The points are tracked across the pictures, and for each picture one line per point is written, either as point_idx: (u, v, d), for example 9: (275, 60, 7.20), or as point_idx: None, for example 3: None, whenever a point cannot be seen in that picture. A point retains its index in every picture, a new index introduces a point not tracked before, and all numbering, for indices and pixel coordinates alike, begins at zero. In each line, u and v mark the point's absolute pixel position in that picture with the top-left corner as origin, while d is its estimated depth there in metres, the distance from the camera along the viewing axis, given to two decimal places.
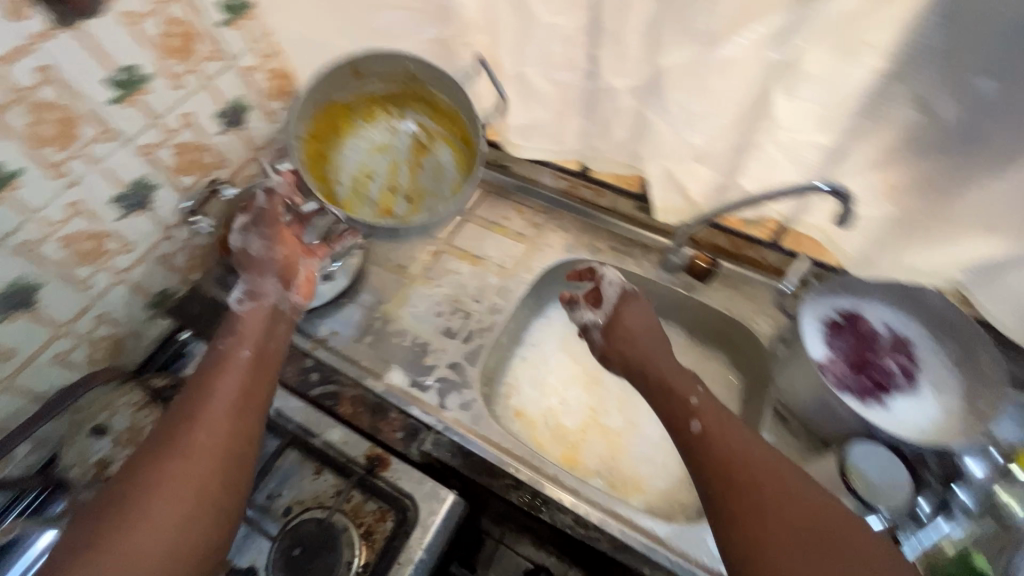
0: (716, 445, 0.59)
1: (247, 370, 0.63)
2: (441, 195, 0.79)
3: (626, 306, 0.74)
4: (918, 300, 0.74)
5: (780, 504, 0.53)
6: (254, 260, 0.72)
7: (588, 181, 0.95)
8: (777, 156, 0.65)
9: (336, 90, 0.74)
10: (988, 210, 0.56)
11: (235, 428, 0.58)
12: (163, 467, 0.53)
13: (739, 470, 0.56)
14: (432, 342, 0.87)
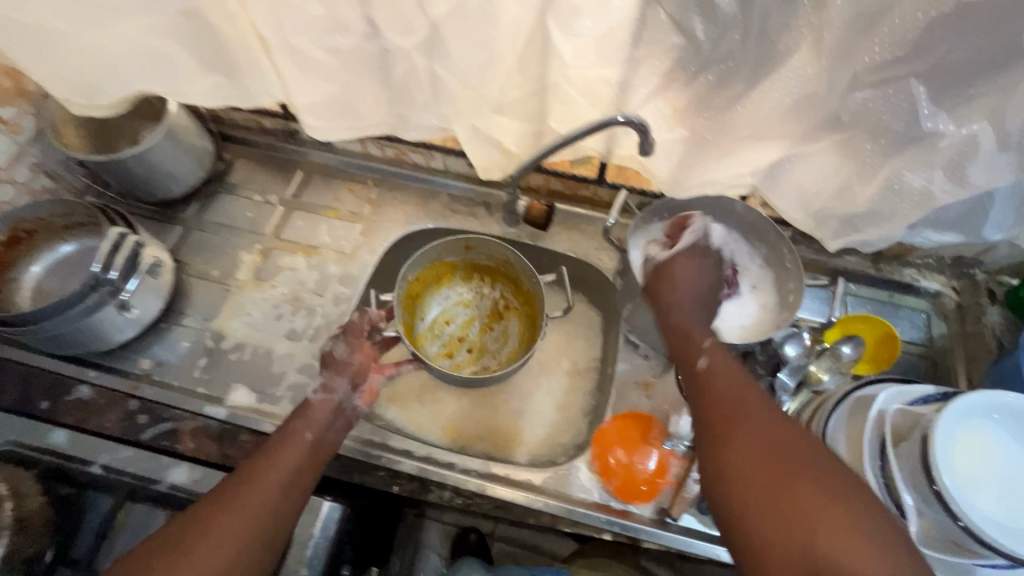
0: (719, 381, 0.59)
1: (302, 453, 0.63)
2: (498, 359, 0.88)
3: (681, 259, 0.73)
4: (728, 210, 0.79)
5: (754, 434, 0.53)
6: (337, 359, 0.74)
7: (414, 146, 0.90)
8: (573, 95, 0.65)
9: (446, 254, 0.86)
10: (754, 117, 0.59)
11: (262, 515, 0.56)
12: (182, 550, 0.52)
13: (732, 406, 0.56)
14: (277, 348, 0.80)
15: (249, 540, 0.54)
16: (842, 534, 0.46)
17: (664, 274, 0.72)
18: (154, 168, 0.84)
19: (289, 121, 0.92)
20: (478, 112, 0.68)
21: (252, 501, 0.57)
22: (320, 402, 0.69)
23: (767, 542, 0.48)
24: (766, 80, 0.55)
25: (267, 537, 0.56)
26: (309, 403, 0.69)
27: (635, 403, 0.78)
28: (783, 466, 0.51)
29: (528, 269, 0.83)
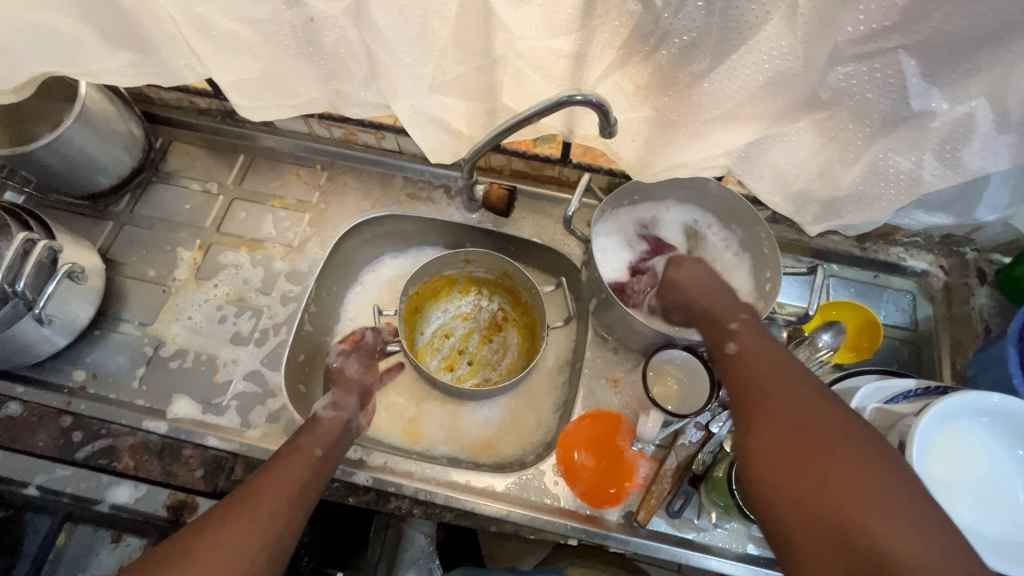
0: (749, 362, 0.57)
1: (308, 469, 0.61)
2: (500, 371, 0.84)
3: (678, 268, 0.73)
4: (703, 192, 0.74)
5: (785, 415, 0.50)
6: (347, 376, 0.75)
7: (362, 126, 0.83)
8: (524, 69, 0.57)
9: (445, 268, 0.84)
10: (724, 94, 0.52)
11: (268, 530, 0.54)
12: (186, 559, 0.50)
13: (764, 384, 0.54)
14: (222, 354, 0.75)
15: (252, 556, 0.52)
16: (886, 511, 0.42)
17: (671, 281, 0.72)
18: (71, 158, 0.74)
19: (223, 101, 0.84)
20: (416, 93, 0.59)
21: (259, 513, 0.55)
22: (323, 422, 0.67)
23: (804, 523, 0.45)
24: (733, 55, 0.49)
25: (270, 556, 0.53)
26: (317, 416, 0.68)
27: (604, 400, 0.74)
28: (813, 444, 0.47)
29: (526, 280, 0.81)
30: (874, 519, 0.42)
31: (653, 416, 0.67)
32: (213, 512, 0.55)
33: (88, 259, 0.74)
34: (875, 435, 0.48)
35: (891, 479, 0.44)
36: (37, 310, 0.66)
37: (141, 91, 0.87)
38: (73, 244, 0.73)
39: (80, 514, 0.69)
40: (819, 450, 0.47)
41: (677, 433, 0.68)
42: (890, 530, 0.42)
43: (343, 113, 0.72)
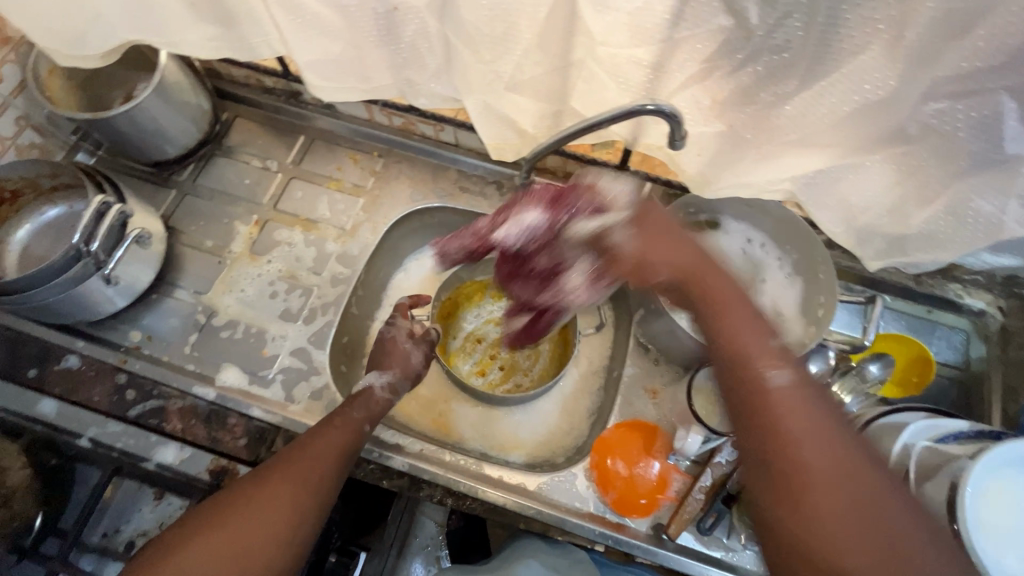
0: (790, 399, 0.47)
1: (347, 436, 0.63)
2: (531, 376, 0.83)
3: (646, 210, 0.58)
4: (760, 207, 0.74)
5: (838, 468, 0.44)
6: (392, 355, 0.74)
7: (423, 116, 0.84)
8: (600, 75, 0.57)
9: (478, 270, 0.85)
10: (805, 116, 0.52)
11: (311, 485, 0.58)
12: (243, 504, 0.55)
13: (811, 427, 0.46)
14: (271, 328, 0.77)
15: (297, 508, 0.56)
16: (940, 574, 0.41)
17: (639, 221, 0.57)
18: (144, 125, 0.76)
19: (292, 81, 0.86)
20: (491, 89, 0.60)
21: (303, 467, 0.58)
22: (366, 395, 0.69)
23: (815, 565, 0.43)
24: (823, 81, 0.49)
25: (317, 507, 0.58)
26: (367, 389, 0.70)
27: (641, 410, 0.74)
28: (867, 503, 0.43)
29: None
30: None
31: (694, 431, 0.67)
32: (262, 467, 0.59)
33: (153, 224, 0.76)
34: (912, 503, 0.44)
35: (906, 519, 0.43)
36: (105, 271, 0.69)
37: (211, 65, 0.89)
38: (140, 209, 0.75)
39: (128, 469, 0.71)
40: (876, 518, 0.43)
41: (714, 450, 0.68)
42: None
43: (410, 102, 0.73)
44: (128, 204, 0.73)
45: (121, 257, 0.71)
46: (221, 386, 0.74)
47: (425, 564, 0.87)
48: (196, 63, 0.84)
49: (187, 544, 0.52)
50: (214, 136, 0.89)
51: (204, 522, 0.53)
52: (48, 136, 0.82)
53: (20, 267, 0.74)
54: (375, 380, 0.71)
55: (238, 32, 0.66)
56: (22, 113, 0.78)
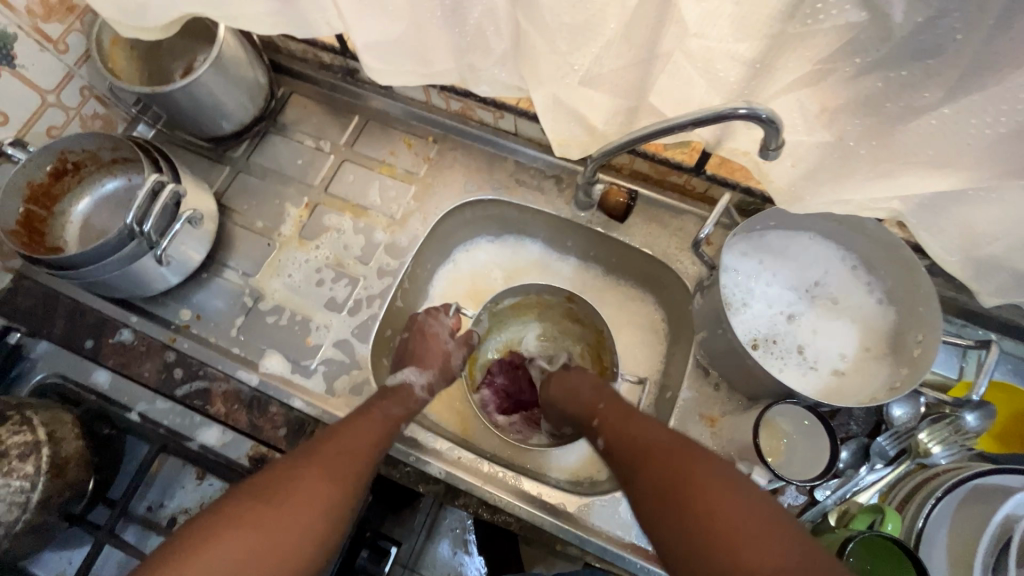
0: (619, 437, 0.61)
1: (381, 429, 0.63)
2: None
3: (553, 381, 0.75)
4: (856, 227, 0.64)
5: (659, 463, 0.55)
6: (428, 350, 0.74)
7: (483, 103, 0.78)
8: (689, 71, 0.50)
9: (545, 293, 0.84)
10: (939, 135, 0.43)
11: (344, 477, 0.58)
12: (280, 490, 0.55)
13: (639, 445, 0.58)
14: (315, 317, 0.76)
15: (331, 504, 0.56)
16: (752, 535, 0.47)
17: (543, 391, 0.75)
18: (201, 100, 0.75)
19: (348, 59, 0.82)
20: (563, 83, 0.54)
21: (337, 457, 0.59)
22: (403, 389, 0.69)
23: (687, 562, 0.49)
24: (974, 95, 0.40)
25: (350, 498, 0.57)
26: (405, 386, 0.70)
27: (696, 439, 0.69)
28: (682, 486, 0.52)
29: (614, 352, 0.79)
30: (744, 547, 0.47)
31: (757, 471, 0.61)
32: (295, 454, 0.59)
33: (205, 203, 0.75)
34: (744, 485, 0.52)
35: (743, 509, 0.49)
36: (158, 251, 0.69)
37: (270, 39, 0.86)
38: (195, 187, 0.75)
39: (173, 447, 0.71)
40: (693, 501, 0.51)
41: (775, 491, 0.62)
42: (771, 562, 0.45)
43: (470, 88, 0.67)
44: (182, 182, 0.72)
45: (174, 235, 0.70)
46: (264, 372, 0.74)
47: (452, 545, 0.91)
48: (254, 36, 0.82)
49: (224, 526, 0.51)
50: (269, 113, 0.87)
51: (240, 505, 0.53)
52: (111, 107, 0.82)
53: (80, 239, 0.75)
54: (413, 375, 0.72)
55: (297, 9, 0.62)
56: (87, 83, 0.78)
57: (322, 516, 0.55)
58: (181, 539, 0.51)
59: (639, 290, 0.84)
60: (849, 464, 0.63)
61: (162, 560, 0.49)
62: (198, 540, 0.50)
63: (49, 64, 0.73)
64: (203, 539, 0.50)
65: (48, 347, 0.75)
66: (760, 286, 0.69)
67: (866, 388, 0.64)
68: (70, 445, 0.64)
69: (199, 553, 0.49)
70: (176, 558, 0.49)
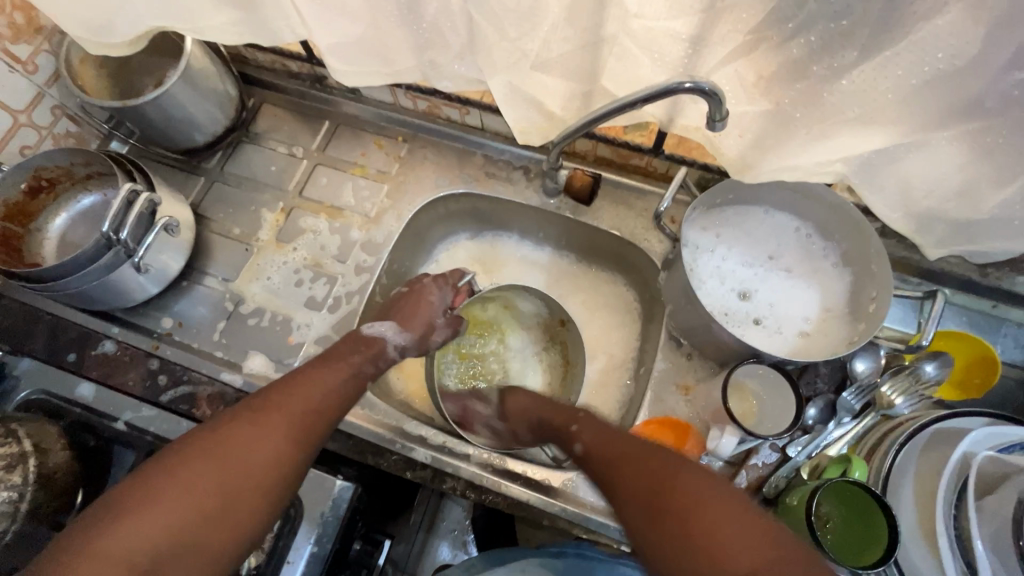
0: (597, 454, 0.58)
1: (348, 383, 0.66)
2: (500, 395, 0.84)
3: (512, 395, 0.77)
4: (808, 195, 0.67)
5: (640, 475, 0.52)
6: (407, 310, 0.76)
7: (449, 100, 0.81)
8: (634, 51, 0.53)
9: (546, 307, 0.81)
10: (864, 94, 0.47)
11: (306, 426, 0.59)
12: (229, 443, 0.54)
13: (614, 456, 0.56)
14: (296, 316, 0.78)
15: (291, 452, 0.57)
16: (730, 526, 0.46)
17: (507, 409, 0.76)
18: (173, 112, 0.76)
19: (315, 65, 0.84)
20: (516, 69, 0.57)
21: (301, 407, 0.60)
22: (375, 343, 0.72)
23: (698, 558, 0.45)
24: (888, 51, 0.44)
25: (301, 458, 0.58)
26: (378, 341, 0.72)
27: (672, 408, 0.71)
28: (664, 492, 0.49)
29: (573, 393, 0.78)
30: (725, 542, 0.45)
31: (728, 431, 0.63)
32: (258, 401, 0.59)
33: (181, 211, 0.77)
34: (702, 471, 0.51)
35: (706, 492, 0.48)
36: (135, 259, 0.70)
37: (238, 51, 0.88)
38: (170, 196, 0.76)
39: (161, 452, 0.70)
40: (671, 500, 0.49)
41: (750, 451, 0.65)
42: (744, 550, 0.44)
43: (434, 85, 0.70)
44: (157, 192, 0.74)
45: (150, 244, 0.71)
46: (248, 373, 0.75)
47: (451, 547, 0.97)
48: (222, 48, 0.84)
49: (165, 483, 0.50)
50: (241, 123, 0.88)
51: (184, 458, 0.52)
52: (83, 125, 0.84)
53: (58, 254, 0.76)
54: (391, 333, 0.74)
55: (261, 16, 0.64)
56: (58, 102, 0.80)
57: (271, 474, 0.55)
58: (130, 490, 0.50)
59: (611, 273, 0.87)
60: (818, 420, 0.66)
61: (100, 514, 0.48)
62: (150, 491, 0.50)
63: (19, 84, 0.74)
64: (140, 498, 0.49)
65: (31, 364, 0.75)
66: (714, 257, 0.72)
67: (827, 345, 0.67)
68: (56, 455, 0.65)
69: (143, 508, 0.48)
70: (116, 514, 0.48)
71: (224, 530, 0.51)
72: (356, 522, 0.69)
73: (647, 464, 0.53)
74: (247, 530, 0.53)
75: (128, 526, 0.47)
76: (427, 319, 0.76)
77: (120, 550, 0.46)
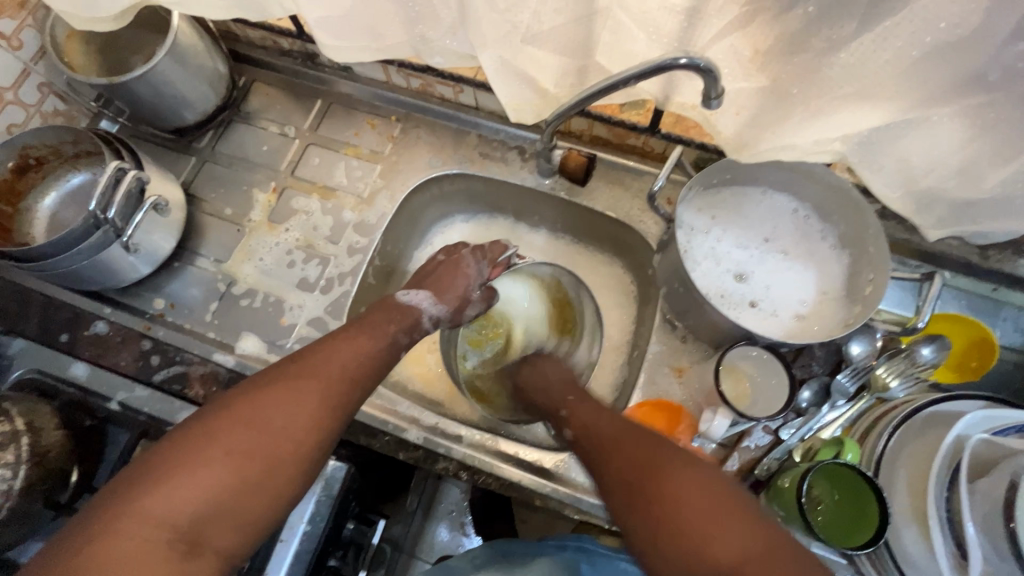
0: (592, 428, 0.59)
1: (379, 352, 0.64)
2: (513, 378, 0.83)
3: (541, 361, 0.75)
4: (807, 175, 0.66)
5: (631, 458, 0.53)
6: (445, 281, 0.76)
7: (442, 78, 0.79)
8: (627, 24, 0.51)
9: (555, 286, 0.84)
10: (862, 69, 0.45)
11: (339, 396, 0.58)
12: (264, 409, 0.54)
13: (612, 436, 0.57)
14: (289, 298, 0.78)
15: (324, 422, 0.56)
16: (717, 521, 0.46)
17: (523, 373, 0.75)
18: (160, 89, 0.75)
19: (306, 42, 0.83)
20: (507, 43, 0.55)
21: (334, 377, 0.58)
22: (412, 313, 0.71)
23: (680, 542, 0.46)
24: (887, 22, 0.42)
25: (336, 426, 0.57)
26: (415, 311, 0.72)
27: (666, 390, 0.71)
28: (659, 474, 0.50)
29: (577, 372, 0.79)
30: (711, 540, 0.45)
31: (720, 414, 0.63)
32: (290, 368, 0.58)
33: (171, 191, 0.76)
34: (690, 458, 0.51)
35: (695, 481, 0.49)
36: (124, 238, 0.69)
37: (228, 27, 0.87)
38: (159, 176, 0.75)
39: (155, 432, 0.70)
40: (656, 486, 0.50)
41: (743, 434, 0.65)
42: (731, 546, 0.45)
43: (425, 61, 0.68)
44: (146, 170, 0.73)
45: (138, 223, 0.70)
46: (241, 353, 0.75)
47: (449, 529, 0.98)
48: (211, 25, 0.82)
49: (203, 447, 0.50)
50: (232, 102, 0.87)
51: (220, 424, 0.52)
52: (72, 104, 0.83)
53: (47, 234, 0.75)
54: (426, 303, 0.74)
55: None
56: (45, 79, 0.78)
57: (306, 442, 0.54)
58: (165, 456, 0.50)
59: (607, 255, 0.86)
60: (812, 403, 0.65)
61: (138, 479, 0.48)
62: (184, 459, 0.49)
63: (4, 61, 0.73)
64: (176, 465, 0.49)
65: (24, 345, 0.74)
66: (710, 239, 0.71)
67: (823, 327, 0.66)
68: (49, 435, 0.65)
69: (178, 476, 0.48)
70: (152, 481, 0.48)
71: (261, 501, 0.51)
72: (349, 502, 0.69)
73: (644, 448, 0.53)
74: (282, 499, 0.52)
75: (164, 494, 0.47)
76: (465, 293, 0.77)
77: (155, 518, 0.46)
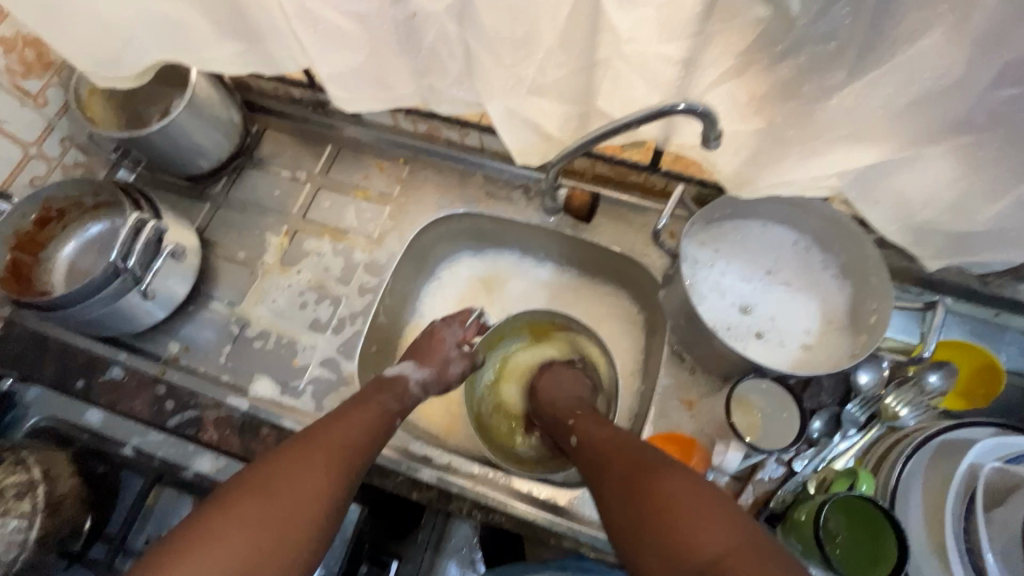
0: (594, 438, 0.61)
1: (377, 422, 0.65)
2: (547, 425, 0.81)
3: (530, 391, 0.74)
4: (804, 208, 0.68)
5: (620, 467, 0.55)
6: (421, 351, 0.77)
7: (448, 122, 0.82)
8: (628, 75, 0.53)
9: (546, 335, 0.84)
10: (854, 114, 0.48)
11: (340, 465, 0.58)
12: (271, 480, 0.54)
13: (605, 451, 0.58)
14: (301, 339, 0.79)
15: (327, 492, 0.55)
16: (695, 515, 0.47)
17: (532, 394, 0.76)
18: (177, 141, 0.78)
19: (317, 91, 0.86)
20: (513, 94, 0.58)
21: (334, 447, 0.59)
22: (398, 382, 0.72)
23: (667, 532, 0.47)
24: (875, 72, 0.45)
25: (340, 495, 0.57)
26: (400, 379, 0.72)
27: (677, 423, 0.71)
28: (641, 483, 0.52)
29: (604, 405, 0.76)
30: (685, 519, 0.47)
31: (733, 446, 0.64)
32: (295, 442, 0.59)
33: (187, 237, 0.78)
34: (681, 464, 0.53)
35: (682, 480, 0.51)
36: (143, 286, 0.71)
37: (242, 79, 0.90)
38: (176, 223, 0.77)
39: (169, 477, 0.71)
40: (646, 492, 0.51)
41: (756, 466, 0.65)
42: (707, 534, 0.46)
43: (433, 109, 0.71)
44: (163, 219, 0.75)
45: (157, 270, 0.73)
46: (254, 396, 0.76)
47: (460, 567, 0.83)
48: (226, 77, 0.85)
49: (216, 523, 0.51)
50: (245, 149, 0.90)
51: (231, 499, 0.53)
52: (92, 155, 0.86)
53: (66, 283, 0.77)
54: (409, 369, 0.74)
55: (262, 47, 0.66)
56: (67, 134, 0.82)
57: (314, 512, 0.54)
58: (178, 538, 0.50)
59: (613, 287, 0.87)
60: (823, 433, 0.66)
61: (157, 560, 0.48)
62: (198, 535, 0.50)
63: (29, 118, 0.77)
64: (192, 542, 0.49)
65: (39, 392, 0.77)
66: (714, 272, 0.72)
67: (829, 357, 0.67)
68: (65, 483, 0.65)
69: (194, 552, 0.49)
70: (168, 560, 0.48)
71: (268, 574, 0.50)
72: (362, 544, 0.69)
73: (634, 458, 0.55)
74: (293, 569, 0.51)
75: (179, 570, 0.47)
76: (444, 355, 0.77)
77: None
